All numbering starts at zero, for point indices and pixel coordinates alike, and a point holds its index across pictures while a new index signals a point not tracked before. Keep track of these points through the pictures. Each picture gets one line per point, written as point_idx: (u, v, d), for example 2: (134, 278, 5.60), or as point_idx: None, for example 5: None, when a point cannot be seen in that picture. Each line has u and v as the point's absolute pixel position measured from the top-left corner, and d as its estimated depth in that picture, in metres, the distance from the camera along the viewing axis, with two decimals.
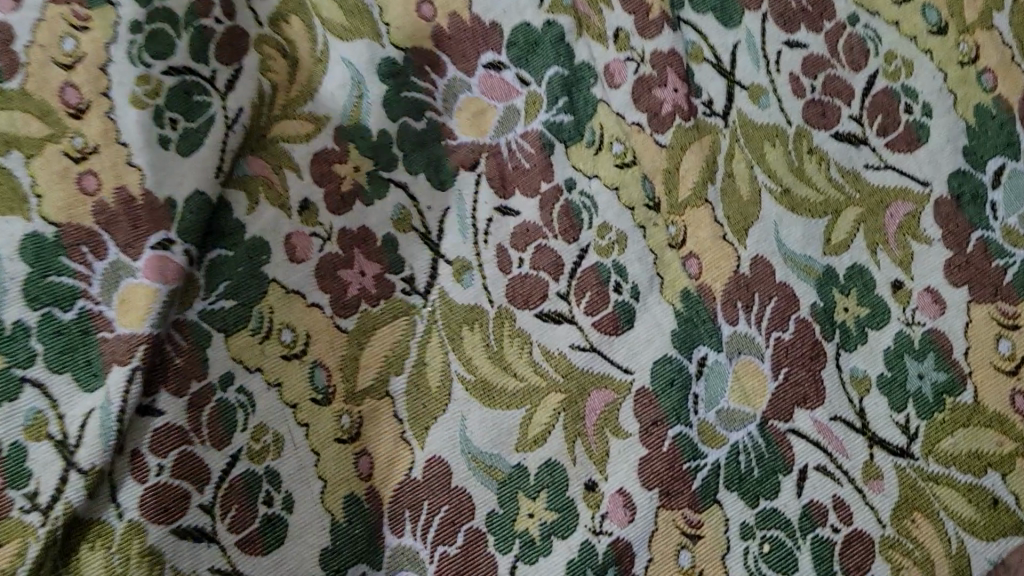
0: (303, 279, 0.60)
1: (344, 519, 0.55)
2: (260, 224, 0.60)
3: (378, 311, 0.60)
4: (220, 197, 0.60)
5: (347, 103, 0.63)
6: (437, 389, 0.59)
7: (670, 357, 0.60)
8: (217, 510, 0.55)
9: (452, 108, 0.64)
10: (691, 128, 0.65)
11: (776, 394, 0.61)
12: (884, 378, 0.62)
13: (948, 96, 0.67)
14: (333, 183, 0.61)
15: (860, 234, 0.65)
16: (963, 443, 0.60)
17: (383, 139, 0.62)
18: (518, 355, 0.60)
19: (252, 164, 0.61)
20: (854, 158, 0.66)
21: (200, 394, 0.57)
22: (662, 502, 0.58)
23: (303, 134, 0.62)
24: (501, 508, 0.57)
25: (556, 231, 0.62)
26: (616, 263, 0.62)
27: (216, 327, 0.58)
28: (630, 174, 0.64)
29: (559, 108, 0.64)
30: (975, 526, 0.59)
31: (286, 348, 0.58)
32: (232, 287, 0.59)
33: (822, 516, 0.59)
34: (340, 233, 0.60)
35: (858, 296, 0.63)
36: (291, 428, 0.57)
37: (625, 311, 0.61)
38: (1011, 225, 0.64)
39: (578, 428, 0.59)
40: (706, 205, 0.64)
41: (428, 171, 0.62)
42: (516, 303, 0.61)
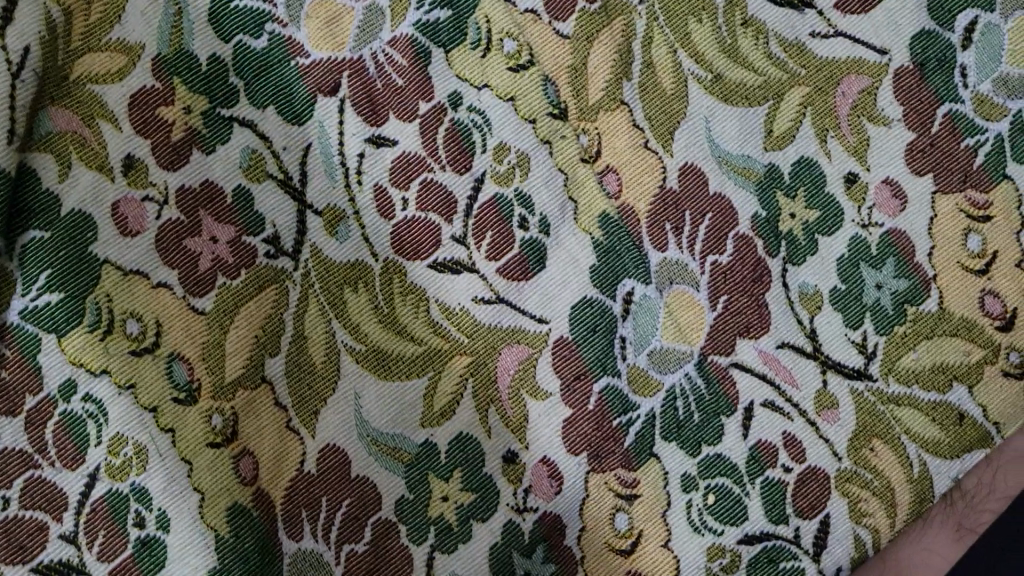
0: (142, 256, 0.49)
1: (230, 533, 0.48)
2: (77, 193, 0.49)
3: (239, 284, 0.50)
4: (20, 166, 0.49)
5: (164, 23, 0.50)
6: (323, 366, 0.51)
7: (590, 299, 0.52)
8: (83, 539, 0.48)
9: (299, 16, 0.51)
10: (599, 12, 0.53)
11: (715, 326, 0.53)
12: (838, 292, 0.54)
13: None
14: (161, 132, 0.49)
15: (807, 119, 0.54)
16: (926, 358, 0.54)
17: (217, 67, 0.50)
18: (413, 315, 0.51)
19: (55, 117, 0.49)
20: (797, 26, 0.54)
21: (39, 409, 0.48)
22: (592, 466, 0.51)
23: (113, 71, 0.50)
24: (411, 494, 0.50)
25: (443, 160, 0.51)
26: (519, 192, 0.52)
27: (43, 327, 0.48)
28: (527, 78, 0.52)
29: (433, 2, 0.52)
30: (939, 446, 0.53)
31: (134, 342, 0.49)
32: (56, 277, 0.49)
33: (771, 457, 0.53)
34: (179, 193, 0.50)
35: (807, 197, 0.54)
36: (154, 437, 0.48)
37: (534, 249, 0.52)
38: (984, 94, 0.54)
39: (490, 394, 0.51)
40: (622, 107, 0.53)
41: (278, 102, 0.50)
42: (403, 254, 0.51)
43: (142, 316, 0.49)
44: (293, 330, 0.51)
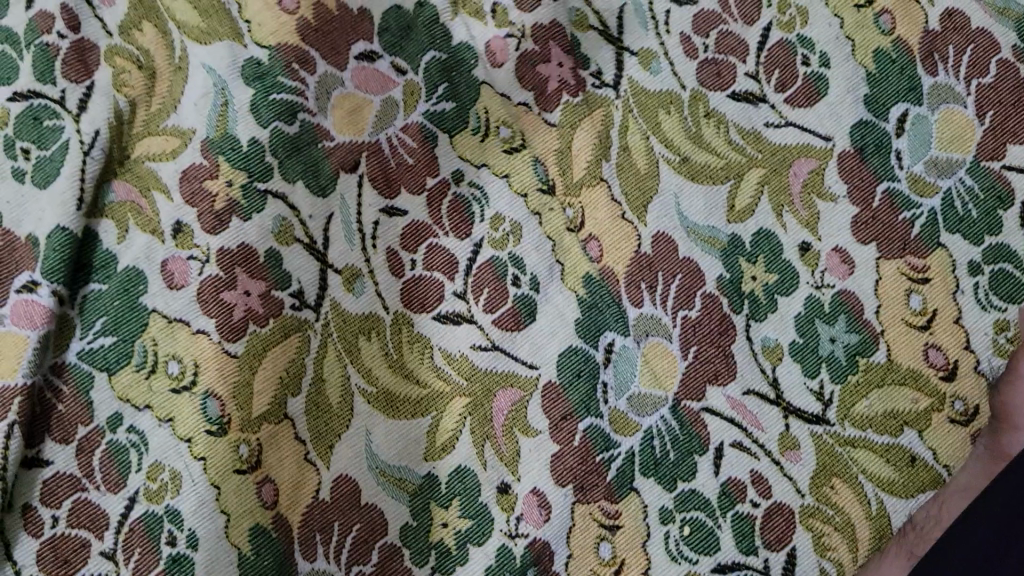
0: (185, 306, 0.57)
1: (252, 552, 0.54)
2: (131, 253, 0.57)
3: (267, 332, 0.57)
4: (86, 229, 0.57)
5: (212, 112, 0.59)
6: (339, 406, 0.57)
7: (575, 348, 0.59)
8: (121, 556, 0.54)
9: (327, 107, 0.60)
10: (581, 104, 0.62)
11: (687, 373, 0.59)
12: (796, 345, 0.60)
13: (846, 44, 0.64)
14: (206, 202, 0.58)
15: (764, 197, 0.62)
16: (878, 405, 0.60)
17: (255, 148, 0.58)
18: (419, 361, 0.58)
19: (117, 189, 0.58)
20: (753, 118, 0.63)
21: (88, 438, 0.55)
22: (578, 497, 0.57)
23: (168, 151, 0.58)
24: (414, 521, 0.56)
25: (447, 228, 0.60)
26: (512, 255, 0.60)
27: (97, 366, 0.56)
28: (520, 158, 0.61)
29: (440, 96, 0.61)
30: (894, 485, 0.59)
31: (174, 381, 0.56)
32: (110, 323, 0.56)
33: (740, 493, 0.58)
34: (218, 252, 0.57)
35: (766, 263, 0.61)
36: (188, 464, 0.55)
37: (526, 304, 0.59)
38: (917, 174, 0.62)
39: (486, 432, 0.57)
40: (602, 183, 0.61)
41: (306, 177, 0.59)
42: (412, 307, 0.59)
43: (181, 358, 0.56)
44: (313, 373, 0.57)
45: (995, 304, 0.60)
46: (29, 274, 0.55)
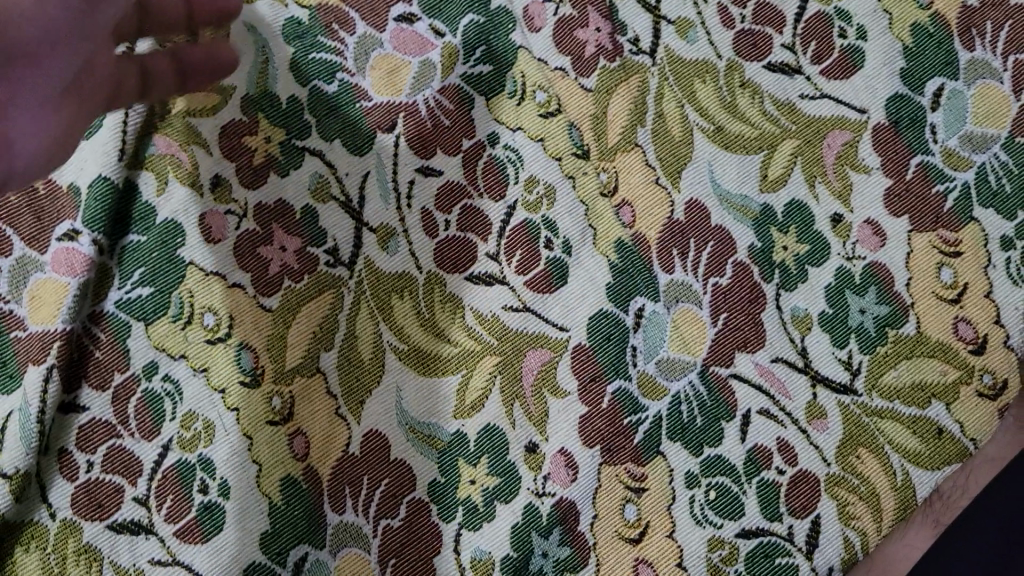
0: (222, 259, 0.58)
1: (282, 501, 0.55)
2: (170, 206, 0.58)
3: (301, 287, 0.58)
4: (126, 180, 0.58)
5: (253, 70, 0.60)
6: (370, 362, 0.58)
7: (606, 312, 0.59)
8: (153, 502, 0.54)
9: (365, 67, 0.61)
10: (617, 69, 0.63)
11: (716, 340, 0.60)
12: (825, 315, 0.60)
13: (883, 17, 0.64)
14: (244, 157, 0.59)
15: (798, 167, 0.62)
16: (905, 376, 0.60)
17: (294, 106, 0.60)
18: (451, 320, 0.59)
19: (157, 143, 0.58)
20: (788, 89, 0.63)
21: (124, 386, 0.56)
22: (605, 458, 0.57)
23: (208, 107, 0.59)
24: (442, 477, 0.56)
25: (481, 189, 0.60)
26: (545, 218, 0.60)
27: (134, 316, 0.56)
28: (555, 123, 0.61)
29: (477, 59, 0.62)
30: (920, 457, 0.59)
31: (209, 332, 0.57)
32: (148, 273, 0.57)
33: (766, 460, 0.58)
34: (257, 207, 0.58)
35: (798, 233, 0.62)
36: (221, 414, 0.56)
37: (558, 267, 0.60)
38: (952, 148, 0.62)
39: (515, 391, 0.58)
40: (636, 148, 0.62)
41: (344, 136, 0.60)
42: (445, 267, 0.59)
43: (216, 310, 0.57)
44: (346, 329, 0.58)
45: None
46: (70, 224, 0.57)
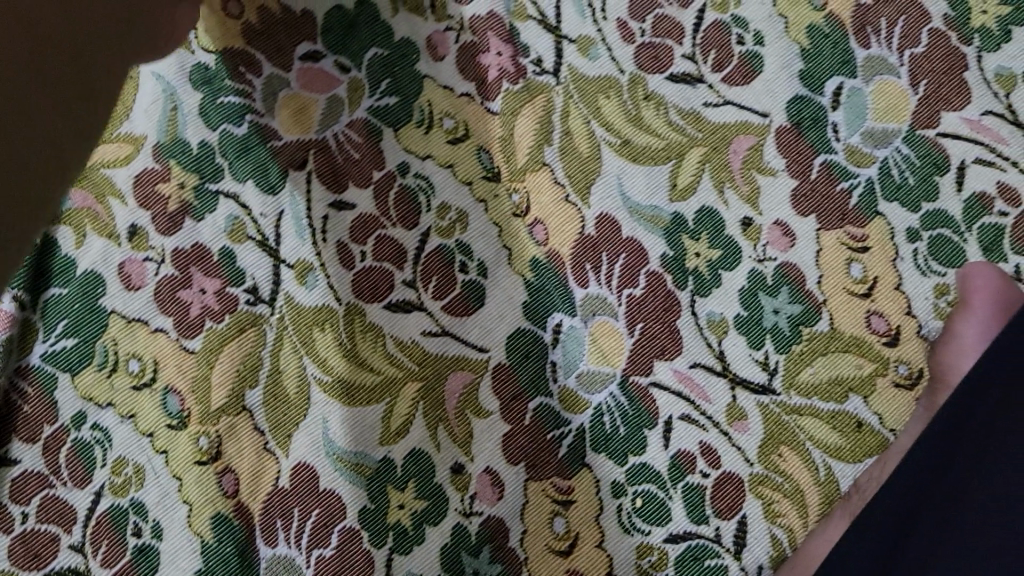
0: (144, 306, 0.59)
1: (213, 538, 0.56)
2: (89, 257, 0.59)
3: (223, 328, 0.59)
4: (44, 236, 0.59)
5: (163, 118, 0.62)
6: (295, 396, 0.59)
7: (523, 330, 0.60)
8: (88, 548, 0.56)
9: (273, 107, 0.62)
10: (522, 91, 0.64)
11: (634, 350, 0.61)
12: (741, 318, 0.62)
13: (779, 21, 0.65)
14: (160, 205, 0.60)
15: (705, 175, 0.64)
16: (822, 372, 0.61)
17: (205, 151, 0.61)
18: (372, 350, 0.60)
19: (74, 197, 0.60)
20: (691, 98, 0.65)
21: (54, 437, 0.57)
22: (529, 475, 0.58)
23: (122, 157, 0.61)
24: (372, 504, 0.58)
25: (394, 219, 0.61)
26: (459, 243, 0.62)
27: (60, 367, 0.58)
28: (464, 148, 0.63)
29: (383, 91, 0.63)
30: (841, 451, 0.60)
31: (135, 378, 0.58)
32: (72, 324, 0.58)
33: (690, 464, 0.60)
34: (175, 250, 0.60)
35: (709, 239, 0.63)
36: (151, 457, 0.57)
37: (475, 290, 0.61)
38: (854, 145, 0.63)
39: (438, 414, 0.59)
40: (544, 168, 0.63)
41: (256, 176, 0.61)
42: (363, 297, 0.60)
43: (141, 355, 0.58)
44: (268, 366, 0.59)
45: (935, 269, 0.61)
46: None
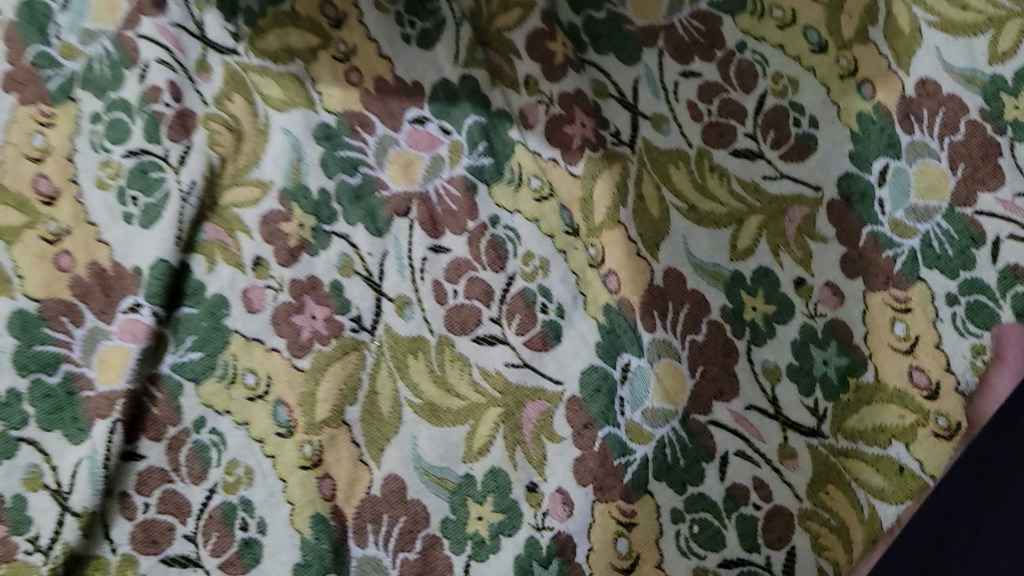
0: (262, 328, 0.67)
1: (312, 536, 0.62)
2: (218, 282, 0.68)
3: (329, 350, 0.67)
4: (181, 262, 0.68)
5: (288, 168, 0.70)
6: (389, 414, 0.66)
7: (596, 366, 0.67)
8: (200, 538, 0.62)
9: (384, 162, 0.71)
10: (601, 158, 0.72)
11: (695, 390, 0.67)
12: (793, 367, 0.68)
13: (832, 108, 0.73)
14: (281, 241, 0.69)
15: (762, 240, 0.71)
16: (868, 419, 0.67)
17: (323, 197, 0.70)
18: (459, 377, 0.67)
19: (208, 230, 0.69)
20: (752, 171, 0.73)
21: (177, 437, 0.64)
22: (597, 496, 0.65)
23: (250, 199, 0.70)
24: (453, 515, 0.64)
25: (484, 262, 0.69)
26: (541, 286, 0.69)
27: (186, 377, 0.65)
28: (548, 206, 0.71)
29: (480, 153, 0.72)
30: (884, 493, 0.65)
31: (250, 390, 0.66)
32: (198, 340, 0.66)
33: (743, 496, 0.65)
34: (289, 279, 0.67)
35: (765, 295, 0.70)
36: (260, 460, 0.64)
37: (553, 328, 0.68)
38: (899, 219, 0.70)
39: (516, 437, 0.65)
40: (620, 225, 0.71)
41: (365, 220, 0.70)
42: (454, 330, 0.68)
43: (256, 371, 0.66)
44: (366, 387, 0.66)
45: (972, 330, 0.67)
46: (133, 298, 0.66)
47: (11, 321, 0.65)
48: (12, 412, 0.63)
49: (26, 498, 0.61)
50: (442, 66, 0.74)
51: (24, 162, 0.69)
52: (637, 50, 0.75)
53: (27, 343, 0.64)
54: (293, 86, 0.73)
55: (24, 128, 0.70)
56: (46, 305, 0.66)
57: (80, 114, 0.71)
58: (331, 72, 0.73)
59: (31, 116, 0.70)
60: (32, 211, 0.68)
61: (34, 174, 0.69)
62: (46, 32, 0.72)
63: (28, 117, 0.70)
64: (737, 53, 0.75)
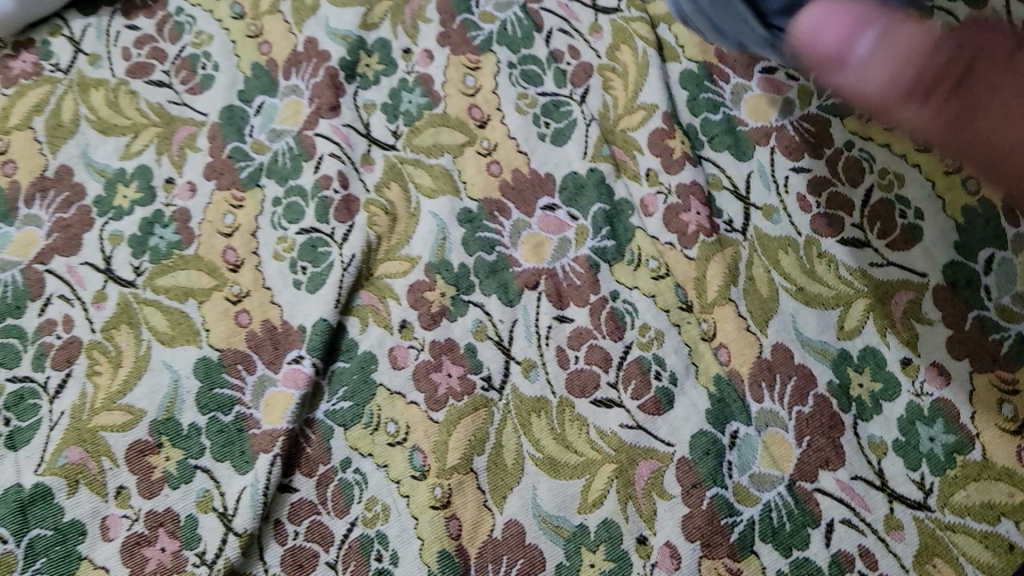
0: (404, 383, 0.75)
1: (438, 569, 0.69)
2: (368, 341, 0.77)
3: (461, 405, 0.74)
4: (339, 322, 0.78)
5: (434, 245, 0.80)
6: (512, 465, 0.72)
7: (706, 431, 0.72)
8: (339, 566, 0.69)
9: (517, 242, 0.81)
10: (714, 242, 0.79)
11: (801, 458, 0.71)
12: (899, 442, 0.71)
13: (938, 201, 0.78)
14: (425, 307, 0.78)
15: (870, 320, 0.75)
16: (975, 496, 0.68)
17: (463, 270, 0.79)
18: (578, 435, 0.73)
19: (363, 296, 0.79)
20: (859, 258, 0.77)
21: (326, 474, 0.72)
22: (704, 553, 0.68)
23: (401, 271, 0.80)
24: (568, 561, 0.69)
25: (604, 332, 0.76)
26: (656, 355, 0.75)
27: (337, 423, 0.74)
28: (664, 283, 0.78)
29: (603, 236, 0.80)
30: (993, 569, 0.66)
31: (391, 437, 0.74)
32: (349, 391, 0.75)
33: (849, 563, 0.67)
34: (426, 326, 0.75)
35: (871, 373, 0.73)
36: (396, 499, 0.72)
37: (666, 394, 0.73)
38: (1005, 305, 0.73)
39: (629, 492, 0.70)
40: (730, 303, 0.77)
41: (499, 291, 0.78)
42: (573, 392, 0.74)
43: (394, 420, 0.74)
44: (486, 439, 0.73)
45: None
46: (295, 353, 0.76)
47: (196, 367, 0.76)
48: (191, 443, 0.73)
49: (197, 517, 0.70)
50: (572, 161, 0.83)
51: (217, 237, 0.82)
52: (750, 147, 0.83)
53: (208, 385, 0.75)
54: (442, 176, 0.83)
55: (218, 208, 0.83)
56: (225, 354, 0.77)
57: (264, 198, 0.83)
58: (475, 166, 0.84)
59: (225, 199, 0.83)
60: (220, 276, 0.80)
61: (225, 246, 0.81)
62: (242, 132, 0.86)
63: (222, 200, 0.83)
64: (846, 151, 0.81)
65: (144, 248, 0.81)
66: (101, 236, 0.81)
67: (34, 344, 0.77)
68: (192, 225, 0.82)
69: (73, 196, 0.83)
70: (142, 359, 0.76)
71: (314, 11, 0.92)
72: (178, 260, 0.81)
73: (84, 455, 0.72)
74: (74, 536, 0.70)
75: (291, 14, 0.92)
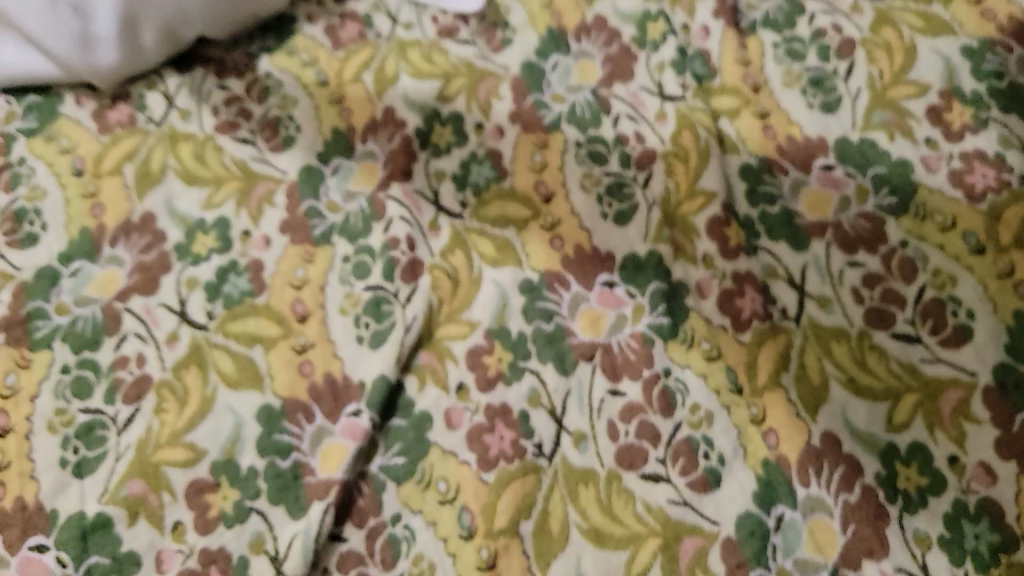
0: (456, 443, 0.77)
1: None
2: (425, 401, 0.79)
3: (512, 468, 0.76)
4: (398, 379, 0.80)
5: (494, 311, 0.83)
6: (558, 533, 0.73)
7: (751, 512, 0.73)
8: None
9: (575, 314, 0.83)
10: (769, 328, 0.81)
11: (846, 546, 0.71)
12: (944, 537, 0.72)
13: (988, 303, 0.80)
14: (481, 370, 0.80)
15: (919, 417, 0.76)
16: None
17: (521, 337, 0.82)
18: (624, 506, 0.74)
19: (423, 356, 0.82)
20: (911, 352, 0.79)
21: (375, 528, 0.74)
22: None
23: (461, 334, 0.82)
24: None
25: (655, 408, 0.78)
26: (704, 435, 0.76)
27: (390, 478, 0.76)
28: (717, 365, 0.80)
29: (660, 312, 0.82)
30: None
31: (441, 495, 0.75)
32: (404, 447, 0.77)
33: None
34: None
35: (919, 467, 0.74)
36: (443, 557, 0.73)
37: (713, 473, 0.75)
38: None
39: (673, 567, 0.71)
40: (781, 388, 0.78)
41: (555, 360, 0.80)
42: (623, 465, 0.76)
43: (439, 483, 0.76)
44: None
45: None
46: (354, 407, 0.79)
47: (257, 413, 0.79)
48: (246, 497, 0.75)
49: (249, 558, 0.73)
50: None
51: (288, 289, 0.85)
52: (808, 238, 0.85)
53: (269, 431, 0.78)
54: (507, 248, 0.87)
55: (291, 262, 0.86)
56: (287, 402, 0.79)
57: (334, 256, 0.87)
58: (539, 240, 0.87)
59: (297, 254, 0.87)
60: (288, 326, 0.83)
61: (294, 298, 0.84)
62: (318, 191, 0.90)
63: (296, 255, 0.87)
64: (900, 249, 0.84)
65: (218, 294, 0.85)
66: (178, 279, 0.85)
67: (107, 380, 0.80)
68: (265, 275, 0.86)
69: (154, 240, 0.88)
70: (208, 400, 0.79)
71: (393, 81, 0.96)
72: (250, 308, 0.84)
73: (146, 488, 0.75)
74: (130, 565, 0.73)
75: (372, 83, 0.96)
